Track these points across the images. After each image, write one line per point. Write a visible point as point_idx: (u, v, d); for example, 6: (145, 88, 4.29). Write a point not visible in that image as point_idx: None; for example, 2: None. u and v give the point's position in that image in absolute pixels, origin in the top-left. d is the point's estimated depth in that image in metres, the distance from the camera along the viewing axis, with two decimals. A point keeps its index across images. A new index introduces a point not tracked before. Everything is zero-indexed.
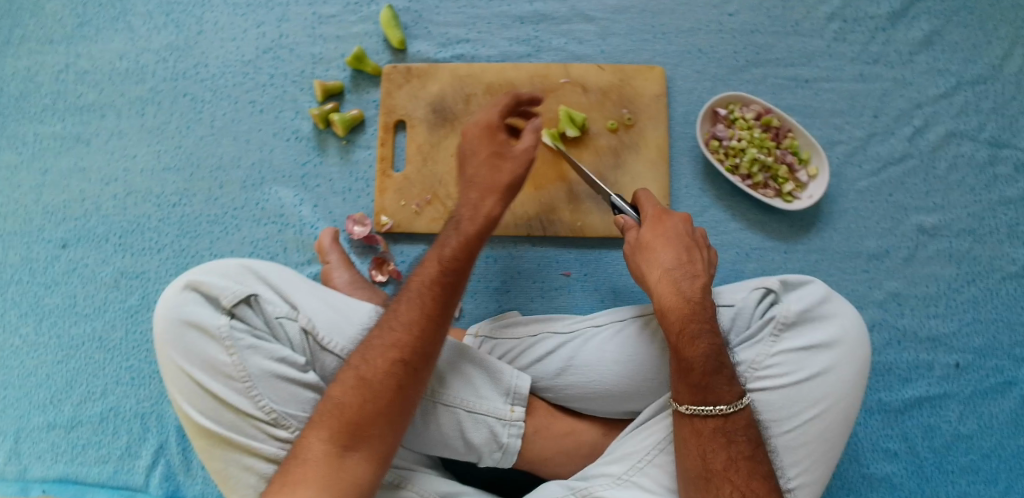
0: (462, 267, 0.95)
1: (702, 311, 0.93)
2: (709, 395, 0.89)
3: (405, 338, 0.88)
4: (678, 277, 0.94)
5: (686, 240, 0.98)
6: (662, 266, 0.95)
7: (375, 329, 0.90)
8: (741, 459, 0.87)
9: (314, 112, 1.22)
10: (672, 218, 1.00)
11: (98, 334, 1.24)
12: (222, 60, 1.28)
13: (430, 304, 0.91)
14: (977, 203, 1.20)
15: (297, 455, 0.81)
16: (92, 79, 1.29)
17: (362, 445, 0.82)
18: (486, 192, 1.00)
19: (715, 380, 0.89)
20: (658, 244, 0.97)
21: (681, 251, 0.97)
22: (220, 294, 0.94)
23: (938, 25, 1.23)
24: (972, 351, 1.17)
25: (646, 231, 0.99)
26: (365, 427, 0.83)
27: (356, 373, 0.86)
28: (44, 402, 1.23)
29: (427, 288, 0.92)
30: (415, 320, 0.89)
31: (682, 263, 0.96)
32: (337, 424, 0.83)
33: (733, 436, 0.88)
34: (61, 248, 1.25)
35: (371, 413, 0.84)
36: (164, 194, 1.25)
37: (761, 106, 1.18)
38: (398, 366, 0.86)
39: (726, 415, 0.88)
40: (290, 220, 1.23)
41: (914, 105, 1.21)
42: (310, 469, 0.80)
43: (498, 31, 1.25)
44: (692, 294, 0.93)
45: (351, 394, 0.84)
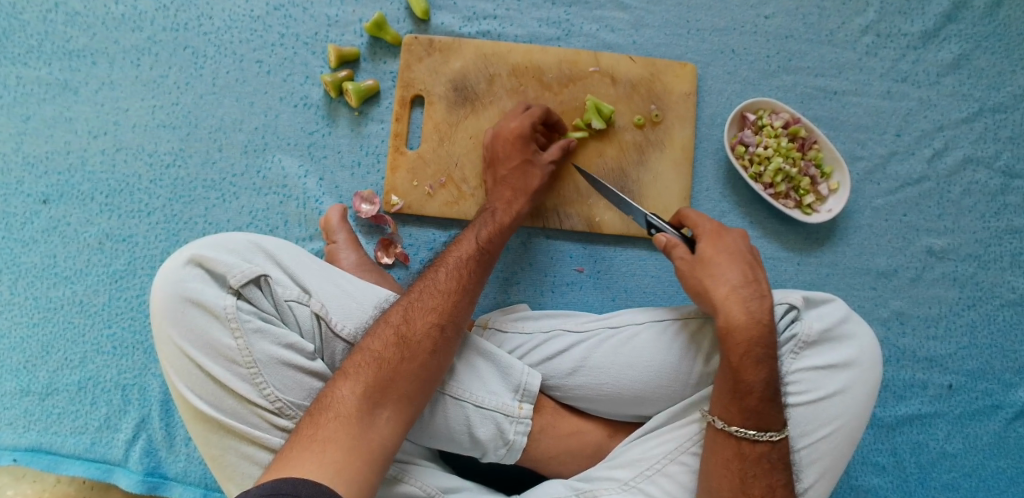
0: (493, 248, 1.01)
1: (767, 335, 0.90)
2: (763, 421, 0.88)
3: (447, 305, 0.91)
4: (746, 296, 0.91)
5: (749, 257, 0.95)
6: (732, 285, 0.92)
7: (415, 293, 0.91)
8: (780, 487, 0.88)
9: (326, 79, 1.15)
10: (731, 235, 0.97)
11: (78, 299, 1.17)
12: (229, 13, 1.19)
13: (468, 277, 0.95)
14: (986, 230, 1.20)
15: (326, 408, 0.79)
16: (82, 21, 1.20)
17: (395, 403, 0.81)
18: (517, 193, 1.07)
19: (771, 406, 0.88)
20: (724, 261, 0.94)
21: (748, 270, 0.94)
22: (227, 272, 0.87)
23: (968, 48, 1.21)
24: (964, 373, 1.19)
25: (709, 245, 0.95)
26: (399, 386, 0.82)
27: (396, 331, 0.86)
28: (18, 367, 1.16)
29: (464, 261, 0.96)
30: (453, 290, 0.92)
31: (750, 284, 0.92)
32: (371, 379, 0.81)
33: (774, 464, 0.89)
34: (42, 204, 1.18)
35: (406, 372, 0.83)
36: (158, 154, 1.18)
37: (790, 114, 1.15)
38: (438, 330, 0.88)
39: (772, 442, 0.89)
40: (293, 192, 1.17)
41: (936, 126, 1.20)
42: (341, 423, 0.77)
43: (528, 11, 1.20)
44: (761, 316, 0.90)
45: (389, 350, 0.84)
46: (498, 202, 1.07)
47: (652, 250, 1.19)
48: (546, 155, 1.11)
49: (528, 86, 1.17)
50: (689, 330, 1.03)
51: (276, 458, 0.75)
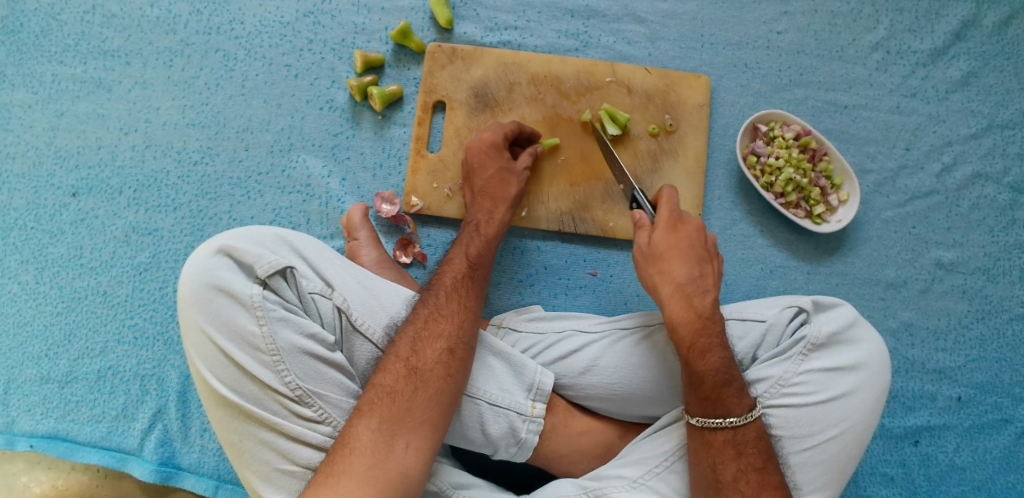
0: (484, 263, 1.04)
1: (712, 326, 0.96)
2: (720, 406, 0.91)
3: (452, 329, 0.94)
4: (690, 292, 0.98)
5: (698, 251, 1.01)
6: (676, 281, 0.99)
7: (420, 320, 0.94)
8: (752, 470, 0.90)
9: (353, 83, 1.19)
10: (687, 226, 1.03)
11: (102, 289, 1.20)
12: (260, 18, 1.24)
13: (466, 296, 0.98)
14: (994, 244, 1.22)
15: (344, 444, 0.84)
16: (119, 23, 1.24)
17: (410, 433, 0.85)
18: (497, 203, 1.10)
19: (726, 390, 0.92)
20: (671, 256, 1.00)
21: (694, 266, 1.00)
22: (255, 262, 0.90)
23: (976, 67, 1.24)
24: (973, 386, 1.20)
25: (660, 238, 1.02)
26: (414, 415, 0.86)
27: (407, 363, 0.90)
28: (40, 354, 1.18)
29: (458, 281, 0.99)
30: (456, 312, 0.95)
31: (695, 280, 0.99)
32: (385, 414, 0.86)
33: (744, 448, 0.91)
34: (71, 196, 1.21)
35: (421, 402, 0.87)
36: (186, 151, 1.22)
37: (802, 126, 1.18)
38: (447, 355, 0.91)
39: (735, 427, 0.91)
40: (316, 191, 1.21)
41: (945, 142, 1.23)
42: (356, 459, 0.82)
43: (548, 22, 1.24)
44: (702, 310, 0.97)
45: (401, 383, 0.88)
46: (479, 213, 1.10)
47: None
48: (519, 163, 1.14)
49: (547, 94, 1.20)
50: None
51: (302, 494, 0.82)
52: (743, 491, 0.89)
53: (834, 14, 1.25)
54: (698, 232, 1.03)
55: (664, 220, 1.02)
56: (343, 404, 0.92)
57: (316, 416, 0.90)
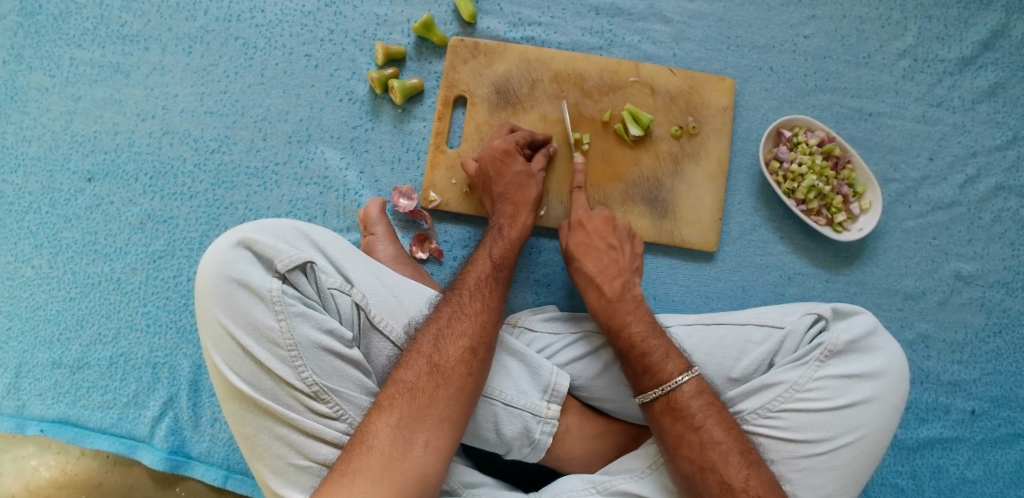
0: (507, 264, 1.04)
1: (625, 306, 1.03)
2: (648, 377, 0.95)
3: (474, 329, 0.93)
4: (600, 282, 1.05)
5: (607, 240, 1.09)
6: (588, 275, 1.07)
7: (444, 319, 0.93)
8: (690, 431, 0.90)
9: (373, 75, 1.18)
10: (594, 221, 1.11)
11: (116, 276, 1.19)
12: (281, 7, 1.22)
13: (489, 296, 0.97)
14: (1015, 257, 1.21)
15: (362, 441, 0.83)
16: (138, 8, 1.23)
17: (429, 431, 0.85)
18: (519, 207, 1.09)
19: (649, 361, 0.96)
20: (582, 253, 1.08)
21: (601, 255, 1.08)
22: (276, 256, 0.89)
23: (1004, 77, 1.23)
24: (988, 400, 1.19)
25: (572, 239, 1.10)
26: (433, 412, 0.86)
27: (429, 359, 0.89)
28: (51, 339, 1.18)
29: (482, 282, 0.99)
30: (480, 312, 0.95)
31: (603, 270, 1.06)
32: (404, 411, 0.85)
33: (681, 411, 0.92)
34: (86, 182, 1.20)
35: (441, 400, 0.87)
36: (203, 139, 1.21)
37: (826, 132, 1.17)
38: (468, 354, 0.91)
39: (667, 393, 0.93)
40: (333, 183, 1.20)
41: (969, 152, 1.22)
42: (374, 457, 0.82)
43: (572, 19, 1.23)
44: (613, 294, 1.04)
45: (422, 380, 0.88)
46: (501, 216, 1.09)
47: (682, 259, 1.19)
48: (534, 165, 1.13)
49: (569, 92, 1.19)
50: (719, 339, 1.01)
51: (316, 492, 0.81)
52: (688, 455, 0.89)
53: (862, 20, 1.23)
54: (604, 222, 1.11)
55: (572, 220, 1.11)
56: (359, 402, 0.92)
57: (332, 412, 0.89)
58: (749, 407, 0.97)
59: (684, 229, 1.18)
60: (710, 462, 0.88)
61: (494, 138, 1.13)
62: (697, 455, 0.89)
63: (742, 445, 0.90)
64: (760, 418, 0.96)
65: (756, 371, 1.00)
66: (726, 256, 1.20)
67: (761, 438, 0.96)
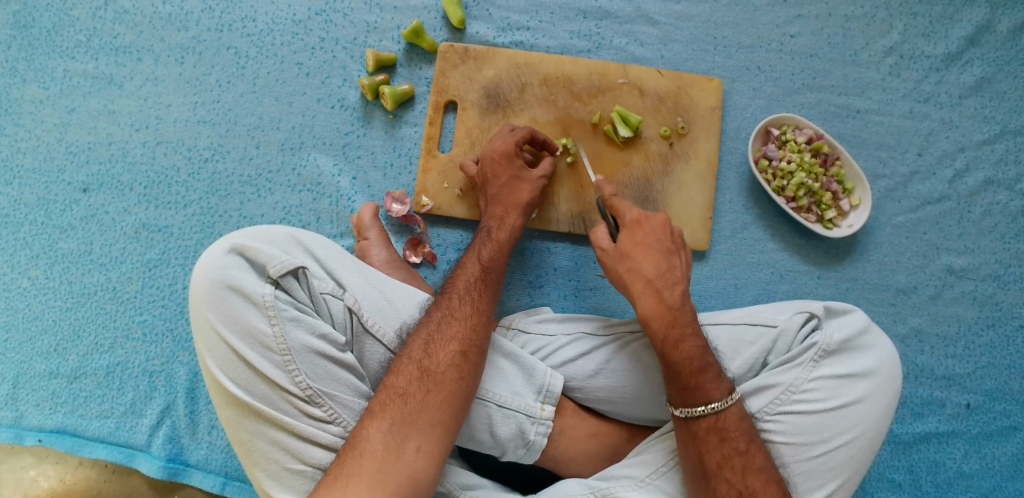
0: (496, 266, 1.03)
1: (683, 317, 0.95)
2: (699, 395, 0.91)
3: (464, 333, 0.93)
4: (658, 286, 0.97)
5: (665, 244, 1.00)
6: (644, 277, 0.97)
7: (434, 325, 0.93)
8: (735, 455, 0.90)
9: (364, 81, 1.19)
10: (652, 222, 1.01)
11: (112, 285, 1.20)
12: (272, 16, 1.24)
13: (479, 300, 0.97)
14: (1006, 251, 1.21)
15: (355, 446, 0.84)
16: (131, 19, 1.25)
17: (421, 436, 0.85)
18: (508, 210, 1.09)
19: (703, 378, 0.92)
20: (638, 251, 0.99)
21: (661, 258, 0.99)
22: (268, 262, 0.90)
23: (990, 72, 1.24)
24: (983, 393, 1.19)
25: (628, 236, 1.00)
26: (425, 417, 0.86)
27: (419, 365, 0.90)
28: (48, 349, 1.19)
29: (472, 285, 0.98)
30: (469, 317, 0.95)
31: (662, 273, 0.98)
32: (395, 415, 0.85)
33: (727, 433, 0.91)
34: (82, 193, 1.22)
35: (433, 404, 0.87)
36: (197, 148, 1.22)
37: (814, 130, 1.18)
38: (459, 358, 0.91)
39: (716, 413, 0.91)
40: (326, 190, 1.21)
41: (958, 147, 1.22)
42: (366, 462, 0.82)
43: (560, 23, 1.24)
44: (672, 303, 0.96)
45: (414, 385, 0.88)
46: (493, 219, 1.09)
47: None
48: (535, 171, 1.12)
49: (558, 95, 1.20)
50: (711, 337, 1.02)
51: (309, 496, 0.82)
52: (730, 478, 0.88)
53: (848, 18, 1.24)
54: (663, 225, 1.02)
55: (630, 220, 1.00)
56: (354, 405, 0.92)
57: (327, 416, 0.90)
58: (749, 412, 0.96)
59: None
60: (750, 489, 0.88)
61: (497, 138, 1.14)
62: (738, 480, 0.88)
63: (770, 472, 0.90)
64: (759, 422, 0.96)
65: (749, 370, 1.00)
66: (717, 255, 1.20)
67: None
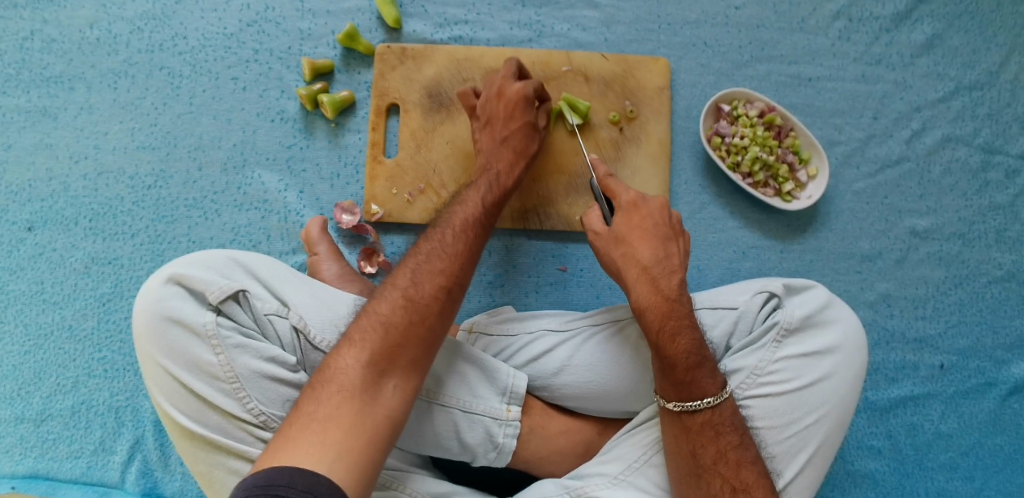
0: (495, 211, 0.98)
1: (679, 308, 0.92)
2: (696, 389, 0.88)
3: (452, 268, 0.88)
4: (656, 274, 0.93)
5: (662, 229, 0.97)
6: (640, 263, 0.94)
7: (422, 258, 0.88)
8: (730, 449, 0.88)
9: (302, 92, 1.16)
10: (649, 204, 0.99)
11: (68, 323, 1.18)
12: (203, 32, 1.21)
13: (471, 239, 0.92)
14: (969, 207, 1.20)
15: (330, 380, 0.76)
16: (59, 48, 1.21)
17: (399, 372, 0.79)
18: (515, 158, 1.04)
19: (699, 373, 0.89)
20: (636, 237, 0.96)
21: (659, 244, 0.96)
22: (206, 289, 0.87)
23: (941, 28, 1.21)
24: (956, 352, 1.18)
25: (623, 220, 0.98)
26: (405, 354, 0.80)
27: (405, 296, 0.84)
28: (11, 395, 1.16)
29: (468, 222, 0.93)
30: (459, 253, 0.89)
31: (660, 260, 0.95)
32: (376, 348, 0.79)
33: (721, 428, 0.89)
34: (27, 231, 1.19)
35: (414, 340, 0.81)
36: (139, 175, 1.19)
37: (765, 103, 1.16)
38: (444, 294, 0.85)
39: (713, 407, 0.89)
40: (275, 206, 1.18)
41: (913, 107, 1.20)
42: (342, 399, 0.75)
43: (499, 14, 1.20)
44: (669, 293, 0.92)
45: (399, 315, 0.82)
46: (499, 163, 1.03)
47: None
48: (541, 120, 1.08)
49: None
50: None
51: (273, 443, 0.71)
52: (724, 475, 0.87)
53: None
54: (661, 207, 0.99)
55: (626, 203, 0.98)
56: None
57: None
58: None
59: None
60: (744, 483, 0.86)
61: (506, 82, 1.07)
62: (733, 475, 0.87)
63: (744, 458, 0.88)
64: None
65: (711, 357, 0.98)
66: None
67: None
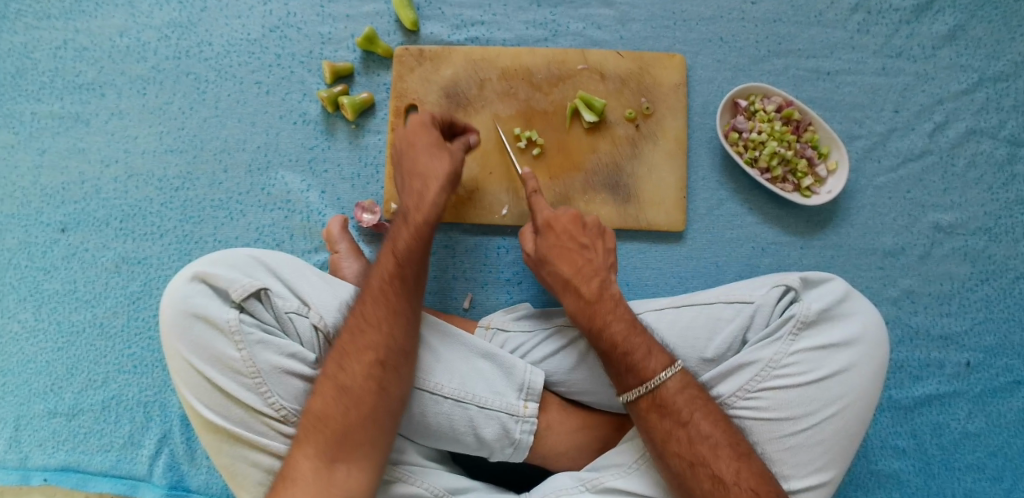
0: (416, 257, 0.94)
1: (603, 307, 0.95)
2: (632, 376, 0.91)
3: (378, 340, 0.89)
4: (577, 284, 0.97)
5: (578, 239, 1.01)
6: (563, 278, 0.99)
7: (348, 334, 0.90)
8: (678, 428, 0.88)
9: (322, 94, 1.18)
10: (562, 219, 1.03)
11: (99, 320, 1.22)
12: (227, 38, 1.24)
13: (393, 300, 0.91)
14: (995, 202, 1.17)
15: (286, 475, 0.83)
16: (91, 56, 1.25)
17: (348, 457, 0.84)
18: (427, 181, 0.99)
19: (632, 360, 0.91)
20: (557, 255, 1.00)
21: (575, 256, 1.00)
22: (230, 286, 0.90)
23: (963, 19, 1.19)
24: (982, 350, 1.16)
25: (542, 241, 1.02)
26: (352, 436, 0.85)
27: (336, 382, 0.87)
28: (45, 389, 1.21)
29: (385, 283, 0.92)
30: (383, 319, 0.90)
31: (578, 270, 0.98)
32: (321, 441, 0.84)
33: (667, 407, 0.89)
34: (61, 232, 1.23)
35: (357, 422, 0.85)
36: (167, 177, 1.23)
37: (783, 97, 1.15)
38: (377, 368, 0.88)
39: (652, 390, 0.90)
40: (297, 206, 1.20)
41: (935, 100, 1.18)
42: (298, 489, 0.81)
43: (514, 14, 1.22)
44: (590, 296, 0.96)
45: (334, 406, 0.86)
46: (410, 199, 0.99)
47: (653, 241, 1.18)
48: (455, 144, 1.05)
49: (518, 87, 1.18)
50: (688, 319, 1.00)
51: None
52: (678, 452, 0.87)
53: None
54: (574, 219, 1.03)
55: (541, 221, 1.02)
56: None
57: None
58: (730, 390, 0.95)
59: (648, 212, 1.16)
60: (699, 457, 0.86)
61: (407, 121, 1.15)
62: (688, 452, 0.87)
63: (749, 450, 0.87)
64: (741, 400, 0.95)
65: (728, 349, 0.98)
66: (695, 234, 1.18)
67: (745, 421, 0.95)
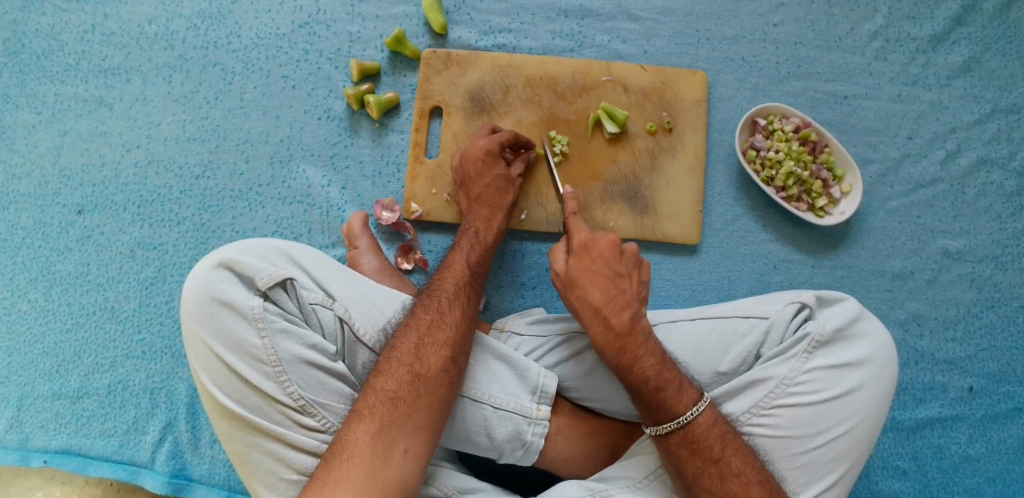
0: (483, 270, 1.04)
1: (634, 340, 0.94)
2: (663, 412, 0.91)
3: (454, 337, 0.93)
4: (607, 314, 0.96)
5: (613, 267, 0.99)
6: (593, 306, 0.97)
7: (422, 329, 0.92)
8: (710, 465, 0.89)
9: (348, 91, 1.19)
10: (599, 244, 1.01)
11: (110, 304, 1.21)
12: (256, 31, 1.25)
13: (467, 303, 0.97)
14: (1002, 231, 1.20)
15: (342, 450, 0.83)
16: (118, 41, 1.26)
17: (408, 438, 0.85)
18: (494, 211, 1.09)
19: (663, 396, 0.91)
20: (586, 281, 0.99)
21: (609, 285, 0.98)
22: (255, 275, 0.90)
23: (978, 51, 1.23)
24: (985, 376, 1.18)
25: (575, 265, 1.01)
26: (413, 421, 0.86)
27: (410, 369, 0.89)
28: (51, 371, 1.20)
29: (461, 287, 0.99)
30: (458, 320, 0.95)
31: (609, 301, 0.97)
32: (384, 420, 0.85)
33: (699, 444, 0.90)
34: (77, 214, 1.23)
35: (421, 410, 0.87)
36: (188, 165, 1.23)
37: (801, 119, 1.18)
38: (449, 363, 0.91)
39: (683, 426, 0.90)
40: (317, 201, 1.21)
41: (948, 129, 1.21)
42: (354, 466, 0.81)
43: (542, 24, 1.24)
44: (621, 328, 0.95)
45: (404, 389, 0.87)
46: (477, 220, 1.09)
47: (668, 253, 1.19)
48: (513, 171, 1.13)
49: (542, 95, 1.20)
50: (704, 331, 1.01)
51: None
52: (708, 488, 0.89)
53: (830, 5, 1.24)
54: (611, 246, 1.01)
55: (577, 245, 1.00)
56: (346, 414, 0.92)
57: (319, 425, 0.90)
58: (745, 406, 0.96)
59: (665, 224, 1.18)
60: (731, 495, 0.88)
61: (478, 138, 1.13)
62: (717, 488, 0.88)
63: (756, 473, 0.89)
64: (756, 416, 0.96)
65: (742, 364, 0.99)
66: (709, 248, 1.20)
67: (758, 438, 0.96)
